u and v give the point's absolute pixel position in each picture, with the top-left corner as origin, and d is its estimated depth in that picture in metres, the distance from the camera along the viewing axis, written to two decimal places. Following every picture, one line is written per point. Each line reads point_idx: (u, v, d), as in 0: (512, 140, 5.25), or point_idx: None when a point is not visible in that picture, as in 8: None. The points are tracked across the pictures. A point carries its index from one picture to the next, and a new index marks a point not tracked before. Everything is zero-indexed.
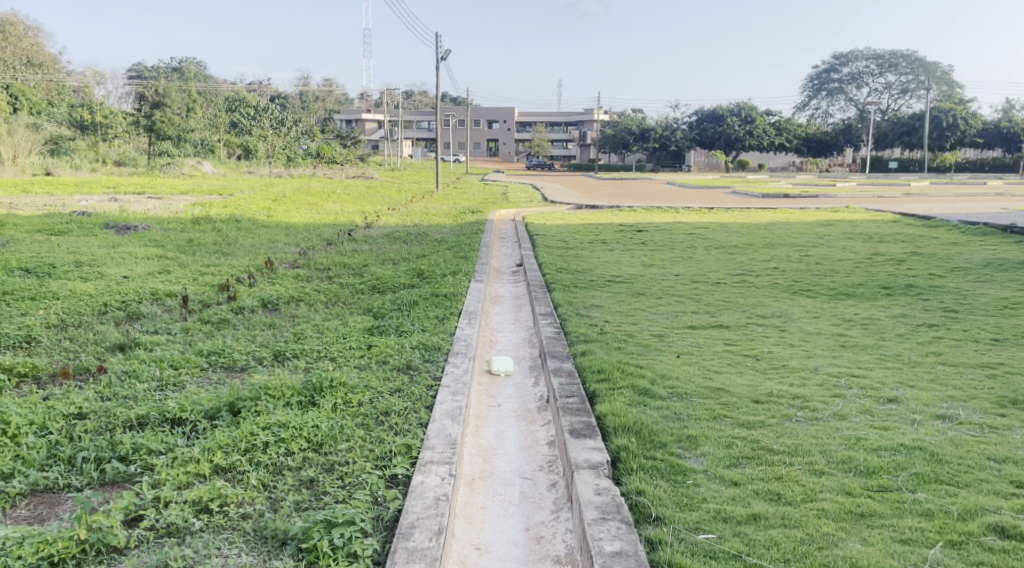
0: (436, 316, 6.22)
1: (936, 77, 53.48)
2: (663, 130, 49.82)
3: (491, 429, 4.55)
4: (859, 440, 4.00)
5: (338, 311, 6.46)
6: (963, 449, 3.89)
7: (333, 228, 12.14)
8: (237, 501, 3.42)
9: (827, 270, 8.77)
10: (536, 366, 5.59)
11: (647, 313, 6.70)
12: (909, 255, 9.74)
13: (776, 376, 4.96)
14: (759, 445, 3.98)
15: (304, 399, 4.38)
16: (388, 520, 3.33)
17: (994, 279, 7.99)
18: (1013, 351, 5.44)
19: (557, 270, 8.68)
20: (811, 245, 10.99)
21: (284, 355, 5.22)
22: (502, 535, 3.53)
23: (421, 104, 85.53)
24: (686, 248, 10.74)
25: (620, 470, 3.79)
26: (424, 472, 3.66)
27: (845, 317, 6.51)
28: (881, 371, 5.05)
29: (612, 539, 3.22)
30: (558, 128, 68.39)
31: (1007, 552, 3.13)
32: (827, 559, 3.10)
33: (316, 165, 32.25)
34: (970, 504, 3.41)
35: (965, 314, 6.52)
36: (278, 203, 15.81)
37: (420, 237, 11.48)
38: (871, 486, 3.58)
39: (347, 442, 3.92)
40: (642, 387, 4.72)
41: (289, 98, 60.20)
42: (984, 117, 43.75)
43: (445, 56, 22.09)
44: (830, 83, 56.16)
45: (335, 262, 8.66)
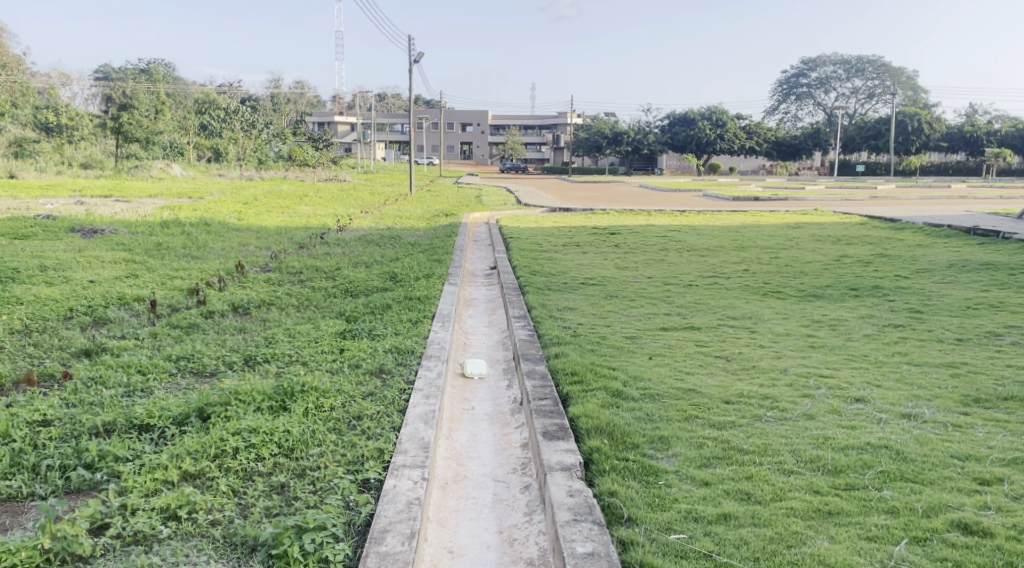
0: (410, 320, 6.20)
1: (902, 81, 54.43)
2: (636, 134, 49.98)
3: (465, 432, 4.56)
4: (827, 440, 4.05)
5: (310, 315, 6.43)
6: (927, 448, 3.95)
7: (304, 231, 12.12)
8: (206, 508, 3.38)
9: (797, 272, 8.88)
10: (510, 369, 5.60)
11: (620, 315, 6.74)
12: (876, 257, 9.90)
13: (747, 377, 5.01)
14: (729, 445, 4.02)
15: (275, 403, 4.35)
16: (360, 525, 3.32)
17: (958, 280, 8.14)
18: (977, 350, 5.54)
19: (531, 273, 8.71)
20: (781, 246, 11.12)
21: (255, 359, 5.18)
22: (475, 538, 3.53)
23: (392, 106, 85.57)
24: (659, 250, 10.83)
25: (593, 472, 3.80)
26: (397, 476, 3.64)
27: (813, 319, 6.59)
28: (848, 371, 5.13)
29: (585, 540, 3.24)
30: (531, 132, 68.84)
31: (969, 548, 3.18)
32: (797, 557, 3.14)
33: (288, 167, 32.22)
34: (934, 501, 3.47)
35: (929, 314, 6.64)
36: (250, 206, 15.67)
37: (393, 239, 11.45)
38: (839, 485, 3.63)
39: (319, 447, 3.90)
40: (614, 388, 4.76)
41: (260, 101, 59.84)
42: (948, 122, 44.64)
43: (416, 60, 22.23)
44: (799, 88, 56.90)
45: (307, 265, 8.62)
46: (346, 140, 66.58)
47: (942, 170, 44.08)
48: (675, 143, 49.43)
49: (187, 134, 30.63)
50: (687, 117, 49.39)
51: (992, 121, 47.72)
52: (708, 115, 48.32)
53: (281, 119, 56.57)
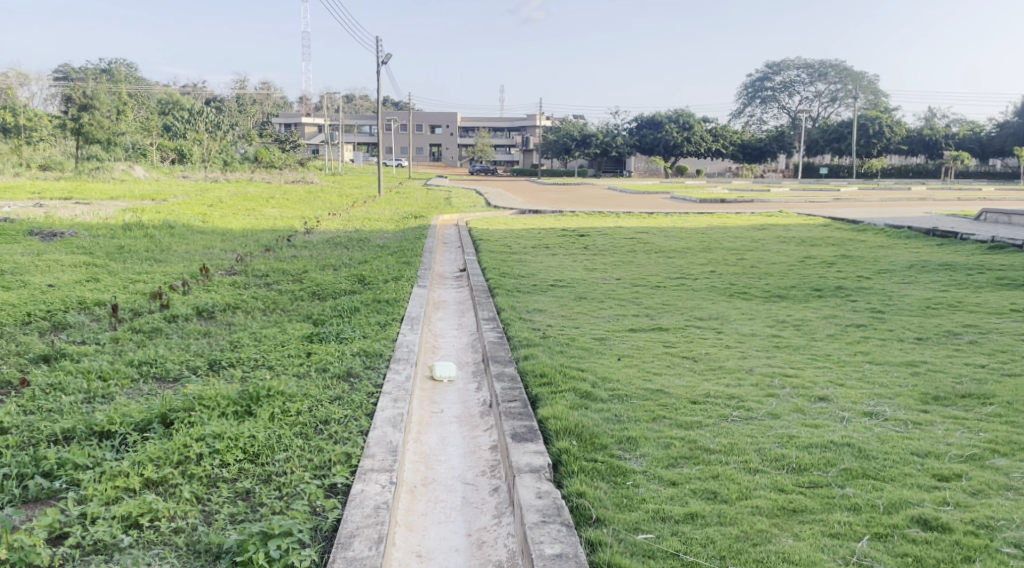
0: (378, 322, 6.18)
1: (863, 86, 55.42)
2: (604, 136, 50.24)
3: (433, 435, 4.54)
4: (791, 438, 4.11)
5: (276, 318, 6.38)
6: (888, 445, 4.02)
7: (271, 234, 12.02)
8: (169, 516, 3.34)
9: (762, 273, 9.00)
10: (480, 371, 5.60)
11: (589, 316, 6.77)
12: (839, 258, 10.06)
13: (714, 378, 5.05)
14: (696, 444, 4.06)
15: (240, 408, 4.31)
16: (326, 530, 3.29)
17: (918, 280, 8.30)
18: (936, 349, 5.65)
19: (500, 274, 8.72)
20: (746, 248, 11.29)
21: (219, 364, 5.12)
22: (443, 542, 3.52)
23: (360, 107, 85.34)
24: (627, 252, 10.91)
25: (562, 473, 3.81)
26: (364, 480, 3.63)
27: (778, 319, 6.66)
28: (812, 370, 5.19)
29: (553, 542, 3.24)
30: (500, 135, 69.02)
31: (929, 543, 3.23)
32: (762, 555, 3.17)
33: (254, 170, 31.88)
34: (895, 498, 3.52)
35: (890, 314, 6.74)
36: (215, 209, 15.49)
37: (362, 242, 11.40)
38: (803, 482, 3.67)
39: (284, 452, 3.87)
40: (583, 390, 4.77)
41: (225, 103, 59.21)
42: (908, 126, 45.53)
43: (384, 61, 22.35)
44: (764, 91, 57.58)
45: (274, 268, 8.54)
46: (314, 141, 66.02)
47: (902, 174, 44.97)
48: (642, 146, 49.80)
49: (149, 134, 30.07)
50: (655, 120, 49.83)
51: (951, 126, 48.75)
52: (675, 118, 48.82)
53: (246, 120, 55.86)
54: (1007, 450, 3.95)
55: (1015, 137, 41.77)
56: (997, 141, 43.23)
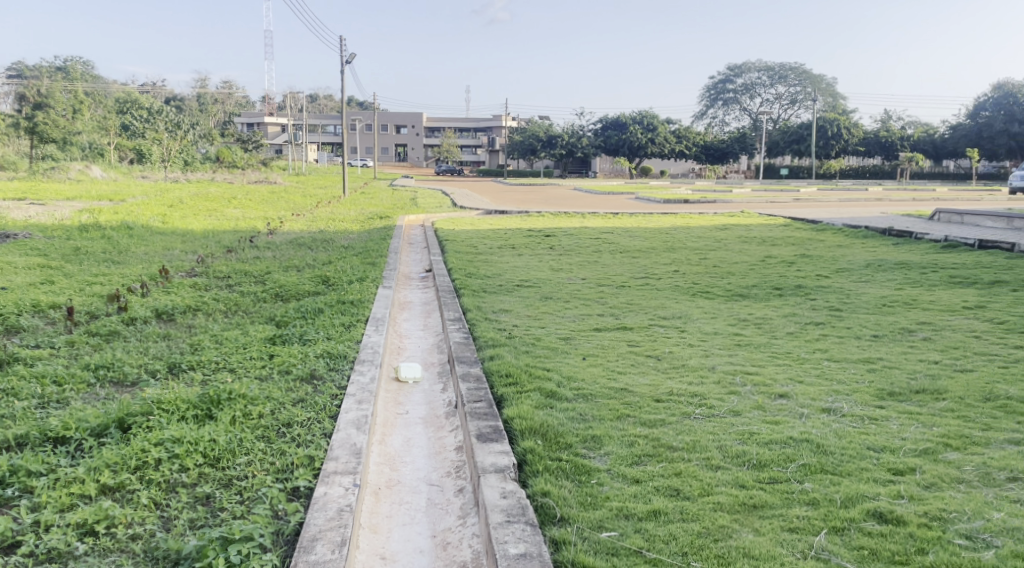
0: (342, 324, 6.14)
1: (822, 89, 56.32)
2: (569, 137, 50.51)
3: (398, 437, 4.53)
4: (752, 434, 4.17)
5: (238, 320, 6.30)
6: (845, 440, 4.09)
7: (233, 234, 11.90)
8: (126, 522, 3.28)
9: (724, 272, 9.10)
10: (445, 372, 5.59)
11: (554, 316, 6.81)
12: (799, 257, 10.23)
13: (676, 376, 5.10)
14: (659, 442, 4.10)
15: (200, 412, 4.25)
16: (288, 534, 3.26)
17: (875, 279, 8.45)
18: (891, 346, 5.76)
19: (466, 275, 8.73)
20: (710, 247, 11.41)
21: (179, 367, 5.05)
22: (408, 543, 3.51)
23: (325, 107, 84.88)
24: (592, 252, 10.97)
25: (526, 473, 3.82)
26: (327, 483, 3.60)
27: (740, 318, 6.74)
28: (772, 368, 5.26)
29: (517, 542, 3.25)
30: (466, 135, 69.08)
31: (884, 536, 3.29)
32: (722, 550, 3.21)
33: (215, 170, 31.52)
34: (852, 492, 3.59)
35: (848, 312, 6.86)
36: (175, 209, 15.29)
37: (326, 242, 11.33)
38: (763, 478, 3.73)
39: (246, 456, 3.83)
40: (549, 390, 4.79)
41: (185, 102, 58.39)
42: (864, 127, 46.39)
43: (348, 61, 22.26)
44: (725, 93, 58.27)
45: (236, 269, 8.44)
46: (276, 141, 65.41)
47: (859, 174, 45.82)
48: (607, 147, 50.09)
49: (106, 134, 29.55)
50: (619, 121, 50.19)
51: (906, 128, 49.74)
52: (639, 119, 49.23)
53: (206, 119, 55.20)
54: (959, 444, 4.03)
55: (967, 140, 42.72)
56: (950, 142, 44.15)
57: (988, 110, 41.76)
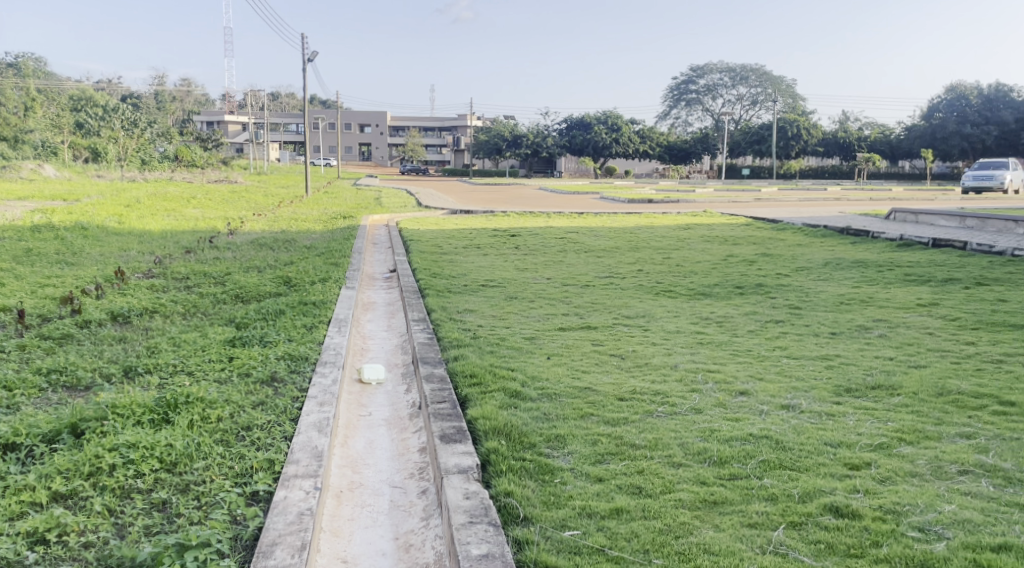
0: (304, 325, 6.08)
1: (782, 89, 57.06)
2: (535, 137, 50.63)
3: (361, 438, 4.49)
4: (713, 432, 4.20)
5: (197, 322, 6.21)
6: (804, 436, 4.14)
7: (192, 234, 11.73)
8: (78, 530, 3.21)
9: (687, 271, 9.17)
10: (409, 373, 5.56)
11: (519, 315, 6.80)
12: (760, 256, 10.34)
13: (639, 375, 5.12)
14: (621, 440, 4.11)
15: (157, 416, 4.17)
16: (246, 539, 3.21)
17: (833, 277, 8.58)
18: (848, 343, 5.84)
19: (431, 275, 8.69)
20: (672, 247, 11.49)
21: (135, 370, 4.96)
22: (370, 546, 3.48)
23: (287, 106, 84.15)
24: (557, 251, 10.98)
25: (490, 473, 3.81)
26: (288, 487, 3.56)
27: (701, 316, 6.79)
28: (733, 365, 5.32)
29: (480, 543, 3.23)
30: (431, 134, 68.89)
31: (841, 530, 3.33)
32: (683, 547, 3.23)
33: (174, 168, 31.09)
34: (810, 487, 3.63)
35: (807, 310, 6.95)
36: (131, 209, 15.03)
37: (288, 242, 11.23)
38: (724, 475, 3.76)
39: (203, 460, 3.77)
40: (513, 389, 4.78)
41: (143, 99, 57.42)
42: (823, 128, 47.11)
43: (311, 59, 22.07)
44: (688, 94, 58.81)
45: (194, 270, 8.32)
46: (238, 140, 64.63)
47: (819, 174, 46.51)
48: (572, 147, 50.25)
49: (60, 132, 28.92)
50: (584, 121, 50.41)
51: (864, 128, 50.59)
52: (604, 119, 49.50)
53: (165, 118, 54.38)
54: (913, 438, 4.10)
55: (921, 140, 43.58)
56: (906, 143, 44.97)
57: (942, 111, 42.68)
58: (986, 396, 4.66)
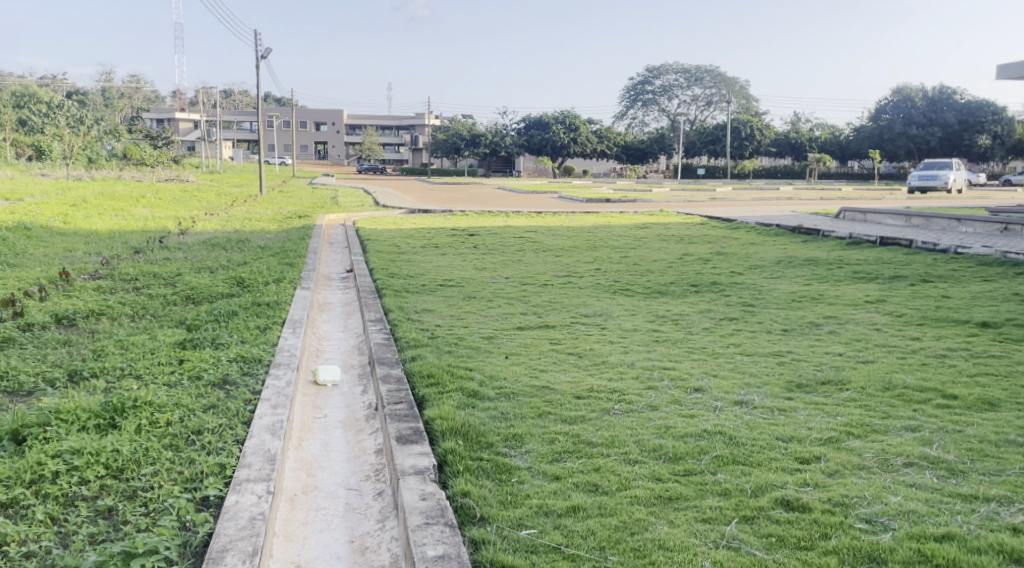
0: (258, 327, 5.98)
1: (736, 91, 57.84)
2: (493, 136, 50.62)
3: (316, 441, 4.43)
4: (668, 428, 4.23)
5: (145, 325, 6.07)
6: (756, 431, 4.19)
7: (141, 235, 11.49)
8: (19, 540, 3.12)
9: (644, 270, 9.24)
10: (365, 374, 5.51)
11: (477, 315, 6.78)
12: (714, 254, 10.45)
13: (596, 373, 5.14)
14: (579, 439, 4.12)
15: (103, 421, 4.07)
16: (196, 545, 3.15)
17: (786, 275, 8.72)
18: (800, 340, 5.93)
19: (388, 275, 8.61)
20: (629, 246, 11.57)
21: (80, 375, 4.84)
22: (324, 550, 3.43)
23: (239, 104, 82.92)
24: (515, 251, 10.98)
25: (446, 474, 3.78)
26: (239, 491, 3.49)
27: (658, 314, 6.83)
28: (689, 362, 5.36)
29: (435, 544, 3.20)
30: (388, 133, 68.54)
31: (791, 523, 3.37)
32: (638, 543, 3.24)
33: (122, 167, 30.45)
34: (762, 482, 3.67)
35: (760, 308, 7.04)
36: (78, 209, 14.68)
37: (242, 242, 11.07)
38: (678, 471, 3.78)
39: (152, 466, 3.68)
40: (471, 389, 4.76)
41: (90, 96, 56.06)
42: (775, 129, 47.88)
43: (263, 56, 21.75)
44: (644, 94, 59.29)
45: (143, 271, 8.15)
46: (190, 139, 63.54)
47: (771, 174, 47.27)
48: (531, 146, 50.35)
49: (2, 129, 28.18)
50: (542, 121, 50.53)
51: (815, 130, 51.56)
52: (561, 119, 49.67)
53: (113, 115, 53.18)
54: (861, 432, 4.17)
55: (870, 141, 44.52)
56: (855, 144, 45.91)
57: (888, 113, 43.63)
58: (931, 389, 4.76)
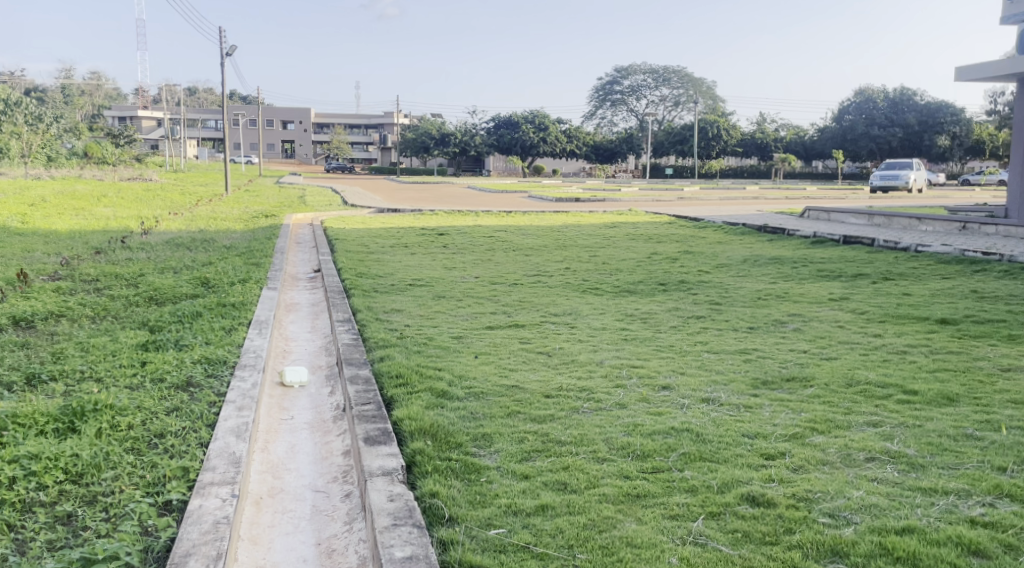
0: (222, 328, 5.90)
1: (703, 91, 58.33)
2: (462, 135, 50.55)
3: (282, 443, 4.38)
4: (636, 426, 4.24)
5: (107, 326, 5.96)
6: (723, 428, 4.22)
7: (102, 234, 11.29)
8: None
9: (612, 269, 9.27)
10: (333, 375, 5.45)
11: (446, 315, 6.75)
12: (681, 253, 10.53)
13: (565, 371, 5.14)
14: (548, 437, 4.11)
15: (62, 425, 3.99)
16: (158, 551, 3.09)
17: (753, 273, 8.79)
18: (766, 337, 5.99)
19: (356, 275, 8.54)
20: (598, 245, 11.61)
21: (38, 378, 4.73)
22: (291, 553, 3.38)
23: (204, 102, 81.89)
24: (484, 250, 10.95)
25: (415, 475, 3.76)
26: (203, 495, 3.44)
27: (626, 313, 6.86)
28: (657, 360, 5.38)
29: (403, 545, 3.18)
30: (356, 132, 68.13)
31: (756, 518, 3.39)
32: (606, 541, 3.24)
33: (83, 166, 29.94)
34: (728, 478, 3.69)
35: (727, 306, 7.09)
36: (38, 208, 14.40)
37: (206, 242, 10.93)
38: (646, 468, 3.80)
39: (112, 470, 3.61)
40: (440, 389, 4.73)
41: (51, 94, 55.03)
42: (742, 129, 48.37)
43: (228, 53, 21.48)
44: (612, 94, 59.58)
45: (105, 271, 8.01)
46: (154, 137, 62.68)
47: (738, 174, 47.73)
48: (500, 145, 50.37)
49: None
50: (511, 120, 50.56)
51: (781, 130, 52.16)
52: (531, 119, 49.74)
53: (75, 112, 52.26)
54: (824, 428, 4.22)
55: (834, 141, 45.15)
56: (819, 144, 46.54)
57: (851, 114, 44.31)
58: (893, 385, 4.83)
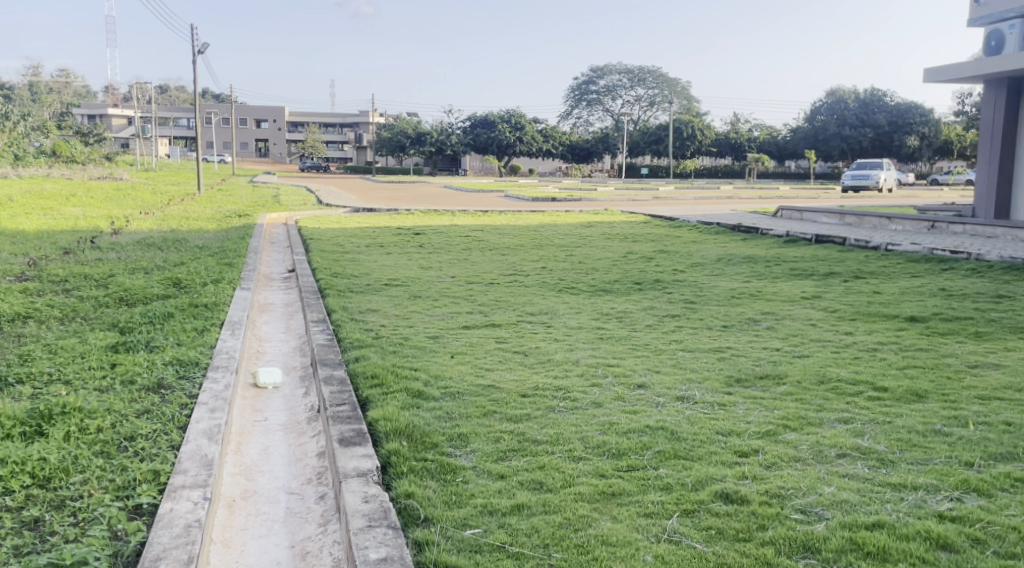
0: (194, 329, 5.83)
1: (678, 91, 58.63)
2: (438, 135, 50.43)
3: (256, 445, 4.34)
4: (612, 425, 4.25)
5: (76, 328, 5.86)
6: (698, 426, 4.23)
7: (72, 234, 11.11)
8: None
9: (588, 268, 9.28)
10: (307, 375, 5.41)
11: (421, 315, 6.72)
12: (656, 252, 10.57)
13: (541, 371, 5.13)
14: (524, 437, 4.10)
15: (29, 429, 3.92)
16: (128, 555, 3.04)
17: (728, 272, 8.84)
18: (740, 335, 6.03)
19: (331, 275, 8.47)
20: (574, 244, 11.62)
21: (4, 381, 4.65)
22: (264, 556, 3.35)
23: (176, 100, 80.96)
24: (460, 250, 10.91)
25: (390, 476, 3.74)
26: (174, 498, 3.39)
27: (602, 312, 6.87)
28: (632, 359, 5.40)
29: (378, 547, 3.16)
30: (331, 131, 67.73)
31: (730, 515, 3.41)
32: (582, 539, 3.24)
33: (53, 164, 29.47)
34: (702, 476, 3.71)
35: (702, 305, 7.13)
36: (4, 208, 14.15)
37: (178, 242, 10.81)
38: (622, 466, 3.80)
39: (81, 474, 3.56)
40: (415, 389, 4.71)
41: (20, 92, 54.16)
42: (716, 129, 48.68)
43: (201, 50, 21.24)
44: (588, 94, 59.73)
45: (74, 272, 7.89)
46: (126, 136, 61.89)
47: (712, 174, 48.02)
48: (477, 144, 50.31)
49: None
50: (486, 119, 50.49)
51: (754, 131, 52.58)
52: (507, 118, 49.71)
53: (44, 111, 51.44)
54: (797, 425, 4.25)
55: (806, 141, 45.57)
56: (792, 144, 46.98)
57: (823, 114, 44.77)
58: (865, 382, 4.88)
